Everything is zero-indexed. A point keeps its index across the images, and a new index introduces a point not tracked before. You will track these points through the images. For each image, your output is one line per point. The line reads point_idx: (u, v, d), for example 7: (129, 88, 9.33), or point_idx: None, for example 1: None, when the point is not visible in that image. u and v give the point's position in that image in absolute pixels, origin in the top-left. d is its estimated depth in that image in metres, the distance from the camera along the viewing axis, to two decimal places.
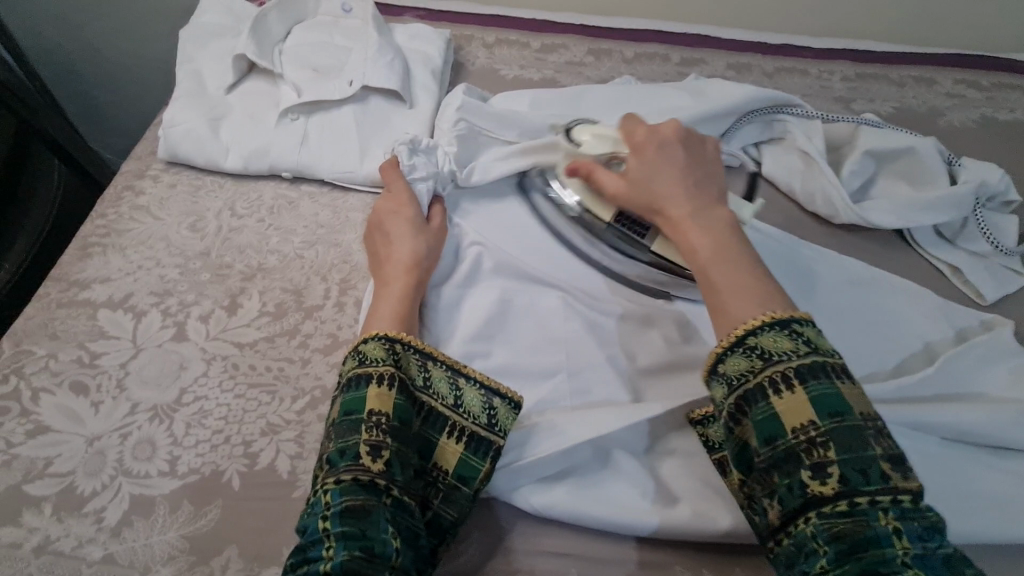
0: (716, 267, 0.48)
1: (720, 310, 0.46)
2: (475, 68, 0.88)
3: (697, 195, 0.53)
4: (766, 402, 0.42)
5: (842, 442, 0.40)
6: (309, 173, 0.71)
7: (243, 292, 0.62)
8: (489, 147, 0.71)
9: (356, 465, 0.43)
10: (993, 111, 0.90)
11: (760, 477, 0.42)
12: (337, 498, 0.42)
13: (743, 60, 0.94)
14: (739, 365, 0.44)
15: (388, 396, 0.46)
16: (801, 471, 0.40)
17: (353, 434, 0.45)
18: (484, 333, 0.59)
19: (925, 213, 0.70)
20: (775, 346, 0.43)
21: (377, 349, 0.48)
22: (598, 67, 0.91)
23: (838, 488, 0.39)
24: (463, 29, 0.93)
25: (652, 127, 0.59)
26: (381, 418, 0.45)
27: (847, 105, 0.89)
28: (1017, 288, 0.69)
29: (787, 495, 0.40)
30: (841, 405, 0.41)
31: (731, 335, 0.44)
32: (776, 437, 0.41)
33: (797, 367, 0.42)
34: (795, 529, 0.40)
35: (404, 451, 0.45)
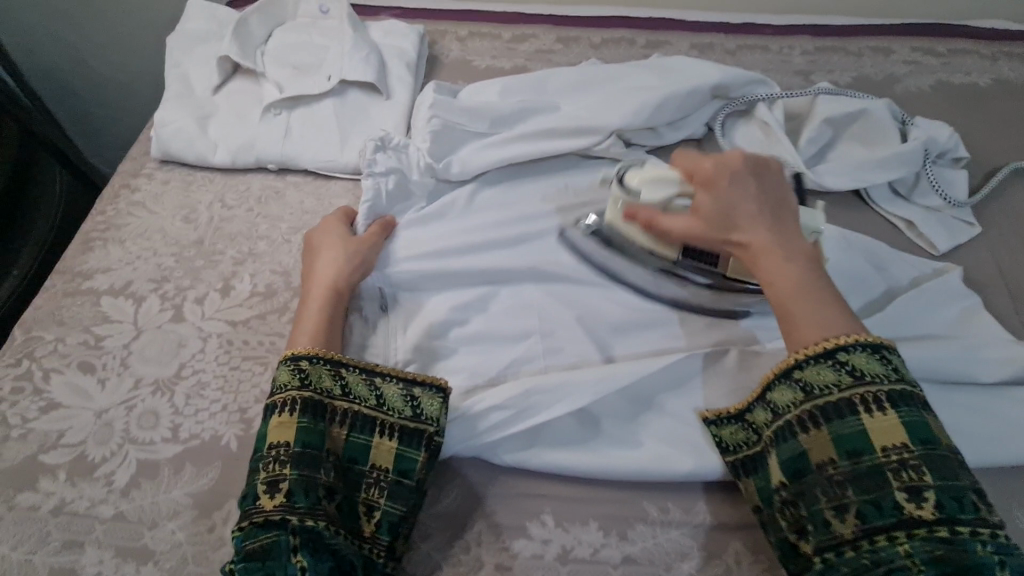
0: (795, 304, 0.51)
1: (798, 340, 0.50)
2: (449, 61, 0.93)
3: (775, 230, 0.55)
4: (856, 417, 0.47)
5: (934, 466, 0.44)
6: (293, 164, 0.75)
7: (236, 275, 0.66)
8: (463, 140, 0.74)
9: (257, 502, 0.48)
10: (947, 75, 0.93)
11: (836, 489, 0.46)
12: (241, 542, 0.46)
13: (706, 40, 0.98)
14: (825, 377, 0.48)
15: (290, 422, 0.51)
16: (891, 490, 0.44)
17: (256, 471, 0.49)
18: (464, 303, 0.64)
19: (876, 171, 0.74)
20: (867, 366, 0.48)
21: (286, 373, 0.53)
22: (566, 53, 0.95)
23: (934, 513, 0.43)
24: (436, 25, 0.97)
25: (717, 158, 0.58)
26: (281, 450, 0.49)
27: (806, 77, 0.92)
28: (967, 238, 0.73)
29: (874, 512, 0.44)
30: (930, 433, 0.45)
31: (816, 347, 0.49)
32: (865, 452, 0.46)
33: (892, 391, 0.47)
34: (881, 544, 0.44)
35: (308, 479, 0.48)
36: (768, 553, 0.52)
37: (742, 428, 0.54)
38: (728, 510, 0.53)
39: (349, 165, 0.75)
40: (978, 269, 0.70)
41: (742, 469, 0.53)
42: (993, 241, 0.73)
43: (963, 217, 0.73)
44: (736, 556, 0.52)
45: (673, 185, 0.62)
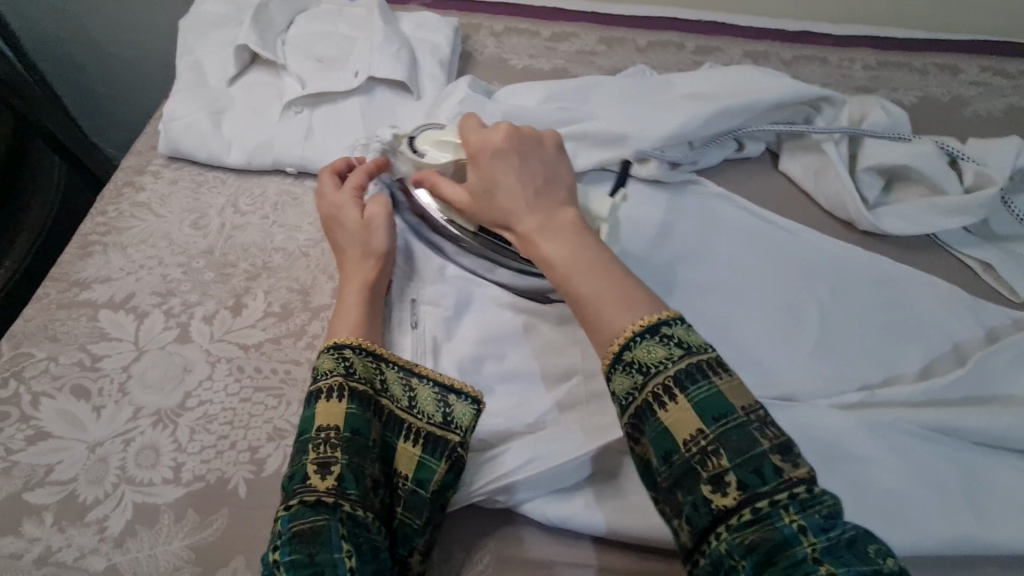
0: (577, 280, 0.44)
1: (596, 330, 0.43)
2: (483, 58, 0.86)
3: (540, 207, 0.48)
4: (654, 417, 0.39)
5: (730, 443, 0.37)
6: (314, 168, 0.68)
7: (248, 292, 0.60)
8: None
9: (305, 485, 0.41)
10: (1019, 100, 0.86)
11: (664, 497, 0.39)
12: (287, 524, 0.39)
13: (760, 48, 0.91)
14: (624, 384, 0.41)
15: (338, 404, 0.44)
16: (700, 486, 0.37)
17: (303, 454, 0.43)
18: (497, 332, 0.57)
19: (947, 217, 0.67)
20: (648, 356, 0.40)
21: (328, 360, 0.47)
22: (610, 56, 0.88)
23: (739, 495, 0.36)
24: (470, 18, 0.90)
25: (483, 133, 0.52)
26: (332, 432, 0.43)
27: (868, 94, 0.86)
28: None
29: (694, 513, 0.37)
30: (725, 403, 0.39)
31: (610, 352, 0.41)
32: (673, 453, 0.38)
33: (676, 373, 0.39)
34: (708, 547, 0.36)
35: (360, 468, 0.43)
36: None
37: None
38: None
39: None
40: None
41: None
42: None
43: None
44: None
45: (455, 152, 0.57)
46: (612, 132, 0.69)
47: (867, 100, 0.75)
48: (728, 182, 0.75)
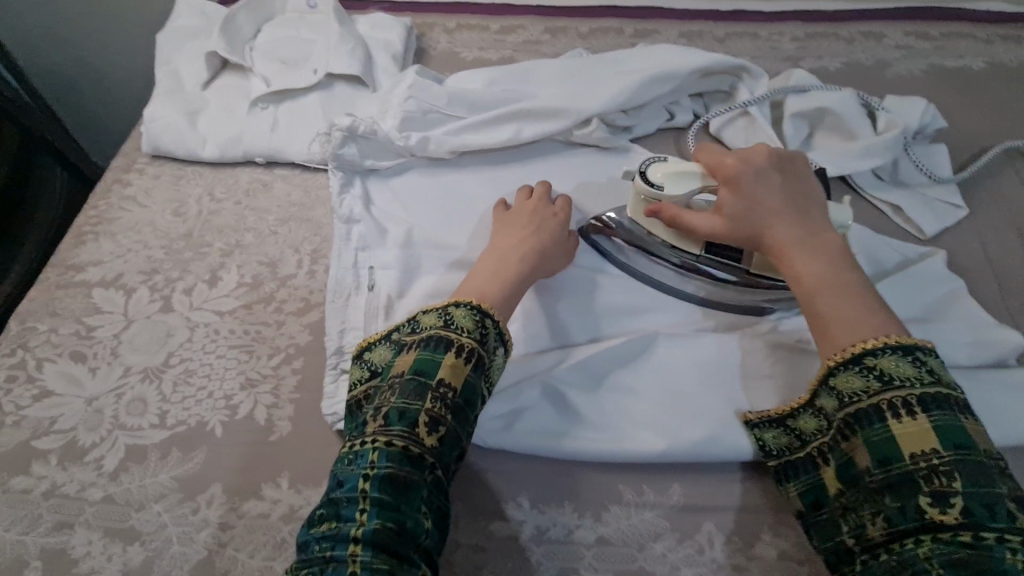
0: (821, 299, 0.51)
1: (831, 341, 0.49)
2: (437, 53, 0.93)
3: (802, 227, 0.56)
4: (883, 425, 0.44)
5: (968, 472, 0.41)
6: (281, 157, 0.76)
7: (223, 267, 0.68)
8: (441, 123, 0.76)
9: (411, 433, 0.47)
10: (940, 59, 0.92)
11: (870, 497, 0.44)
12: (384, 461, 0.46)
13: (695, 28, 0.98)
14: (853, 384, 0.46)
15: (461, 369, 0.50)
16: (919, 497, 0.42)
17: (417, 398, 0.48)
18: (443, 289, 0.65)
19: (861, 161, 0.73)
20: (896, 369, 0.46)
21: (466, 320, 0.53)
22: (554, 43, 0.95)
23: (961, 519, 0.40)
24: (425, 18, 0.98)
25: (740, 154, 0.60)
26: (448, 392, 0.49)
27: (795, 63, 0.92)
28: (955, 221, 0.72)
29: (899, 515, 0.42)
30: (967, 439, 0.42)
31: (844, 353, 0.48)
32: (896, 460, 0.43)
33: (921, 396, 0.44)
34: (899, 547, 0.41)
35: (456, 435, 0.49)
36: (740, 534, 0.51)
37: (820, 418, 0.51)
38: (701, 493, 0.53)
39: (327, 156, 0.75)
40: (965, 252, 0.69)
41: (783, 476, 0.51)
42: (982, 223, 0.72)
43: (950, 199, 0.73)
44: (710, 538, 0.51)
45: (697, 181, 0.61)
46: (550, 106, 0.76)
47: (788, 74, 0.84)
48: (661, 150, 0.81)
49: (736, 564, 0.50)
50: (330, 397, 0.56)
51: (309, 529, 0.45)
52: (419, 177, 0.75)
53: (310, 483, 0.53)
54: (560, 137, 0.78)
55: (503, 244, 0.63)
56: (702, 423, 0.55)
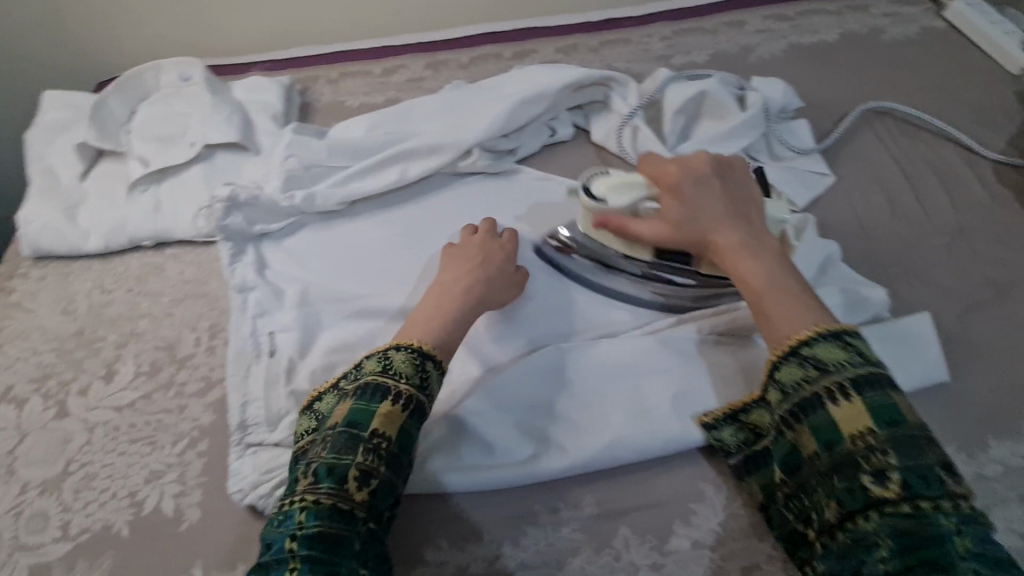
0: (767, 296, 0.53)
1: (769, 331, 0.51)
2: (321, 105, 0.94)
3: (744, 231, 0.58)
4: (823, 410, 0.46)
5: (902, 448, 0.43)
6: (168, 237, 0.75)
7: (119, 359, 0.66)
8: (326, 176, 0.76)
9: (340, 491, 0.47)
10: (798, 38, 0.98)
11: (820, 478, 0.45)
12: (312, 521, 0.45)
13: (570, 42, 1.01)
14: (794, 373, 0.48)
15: (399, 417, 0.50)
16: (862, 476, 0.43)
17: (349, 452, 0.48)
18: (346, 342, 0.65)
19: (729, 141, 0.77)
20: (830, 357, 0.47)
21: (405, 362, 0.53)
22: (436, 78, 0.97)
23: (901, 492, 0.41)
24: (306, 72, 0.99)
25: (679, 160, 0.62)
26: (382, 442, 0.49)
27: (666, 61, 0.96)
28: (824, 189, 0.76)
29: (848, 496, 0.43)
30: (900, 414, 0.44)
31: (784, 344, 0.49)
32: (836, 442, 0.45)
33: (854, 377, 0.46)
34: (853, 525, 0.43)
35: (391, 484, 0.49)
36: (655, 532, 0.52)
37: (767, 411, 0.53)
38: (615, 498, 0.54)
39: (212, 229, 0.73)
40: (837, 216, 0.73)
41: (747, 469, 0.53)
42: (849, 186, 0.76)
43: (817, 168, 0.77)
44: (626, 541, 0.52)
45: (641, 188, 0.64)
46: (430, 143, 0.77)
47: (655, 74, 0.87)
48: (549, 165, 0.83)
49: (654, 563, 0.51)
50: (236, 474, 0.56)
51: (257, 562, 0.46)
52: (313, 235, 0.75)
53: (224, 567, 0.52)
54: (447, 169, 0.79)
55: (453, 278, 0.63)
56: (602, 431, 0.56)
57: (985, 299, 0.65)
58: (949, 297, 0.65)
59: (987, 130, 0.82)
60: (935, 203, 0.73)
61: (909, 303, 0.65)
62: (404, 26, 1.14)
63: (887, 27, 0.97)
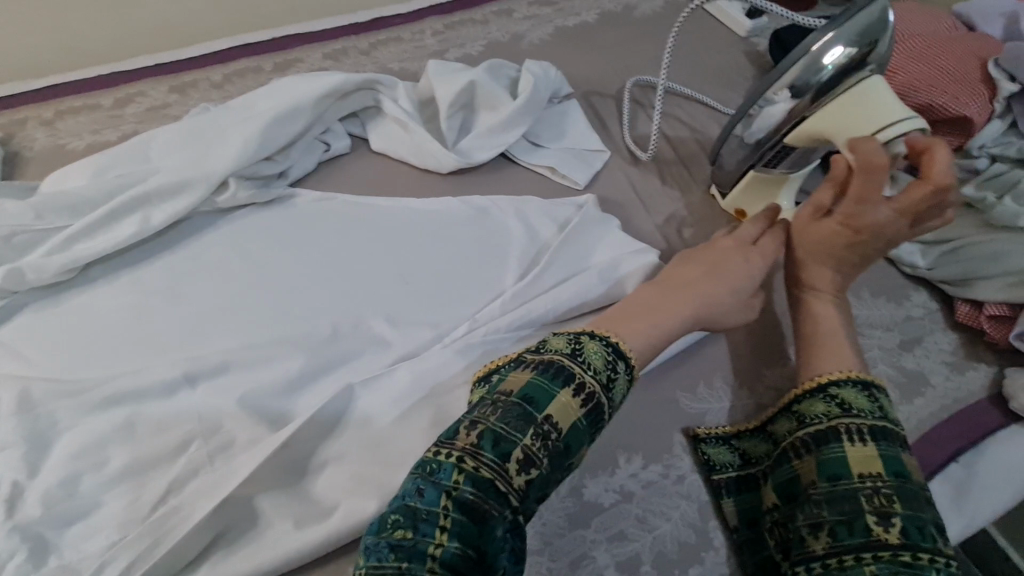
0: (818, 325, 0.57)
1: (805, 364, 0.54)
2: (35, 152, 0.77)
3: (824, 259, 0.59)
4: (840, 445, 0.47)
5: (907, 499, 0.44)
6: None
7: None
8: (42, 242, 0.63)
9: (502, 467, 0.41)
10: (562, 21, 1.01)
11: (811, 507, 0.47)
12: (468, 485, 0.40)
13: (338, 46, 0.95)
14: (816, 407, 0.50)
15: (575, 408, 0.44)
16: (866, 517, 0.44)
17: (518, 428, 0.42)
18: (90, 441, 0.53)
19: (507, 131, 0.77)
20: (856, 401, 0.49)
21: (596, 353, 0.47)
22: (185, 102, 0.84)
23: (901, 540, 0.43)
24: (11, 116, 0.81)
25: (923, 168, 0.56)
26: (552, 431, 0.43)
27: (441, 57, 0.94)
28: (601, 164, 0.79)
29: (844, 531, 0.44)
30: (904, 468, 0.46)
31: (813, 382, 0.52)
32: (842, 476, 0.46)
33: (872, 428, 0.48)
34: (850, 561, 0.43)
35: (548, 477, 0.43)
36: None
37: (763, 440, 0.56)
38: None
39: None
40: (612, 190, 0.77)
41: (726, 490, 0.55)
42: (623, 159, 0.80)
43: (591, 146, 0.80)
44: None
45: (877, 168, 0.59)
46: (173, 181, 0.66)
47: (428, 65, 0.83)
48: (330, 182, 0.76)
49: None
50: None
51: (375, 536, 0.40)
52: (36, 317, 0.61)
53: None
54: (204, 208, 0.69)
55: (694, 284, 0.56)
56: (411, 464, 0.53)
57: None
58: None
59: (727, 91, 0.91)
60: (694, 162, 0.80)
61: None
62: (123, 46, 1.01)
63: (636, 4, 1.05)
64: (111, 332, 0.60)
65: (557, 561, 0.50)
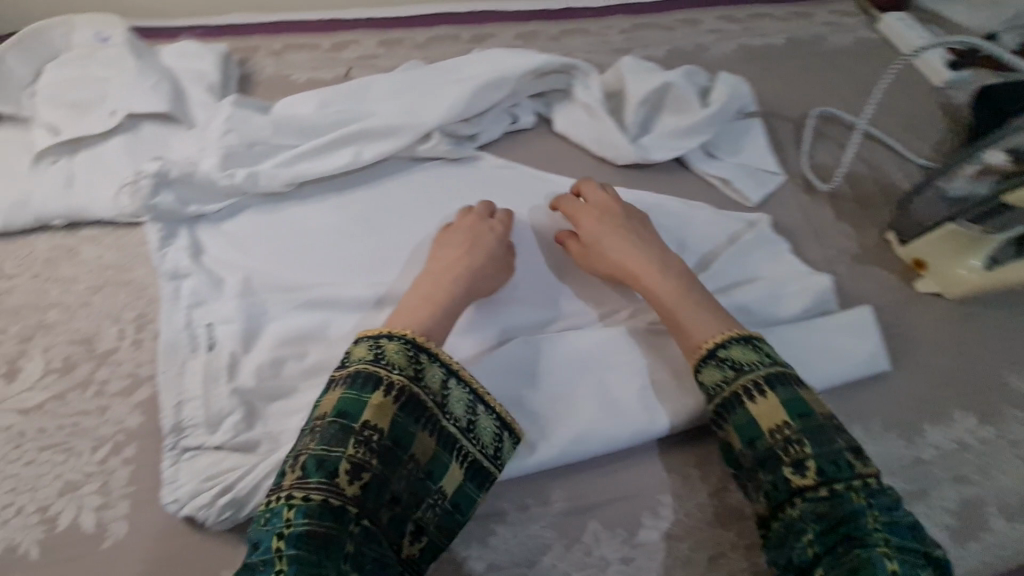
0: (666, 297, 0.59)
1: (683, 340, 0.57)
2: (263, 78, 0.87)
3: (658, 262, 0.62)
4: (742, 408, 0.51)
5: (812, 437, 0.48)
6: (83, 217, 0.66)
7: (23, 355, 0.58)
8: (270, 154, 0.70)
9: (331, 484, 0.44)
10: (748, 39, 1.01)
11: (748, 473, 0.51)
12: (301, 517, 0.43)
13: (529, 28, 0.99)
14: (713, 375, 0.53)
15: (390, 409, 0.48)
16: (783, 469, 0.48)
17: (340, 444, 0.46)
18: (294, 334, 0.59)
19: (691, 136, 0.78)
20: (741, 356, 0.53)
21: (399, 352, 0.51)
22: (390, 56, 0.92)
23: (816, 479, 0.47)
24: (246, 41, 0.91)
25: None
26: (372, 435, 0.47)
27: (625, 54, 0.96)
28: (776, 187, 0.79)
29: (775, 489, 0.48)
30: (809, 409, 0.50)
31: (705, 348, 0.55)
32: (756, 438, 0.50)
33: (767, 377, 0.52)
34: (785, 514, 0.48)
35: (384, 480, 0.46)
36: (625, 526, 0.53)
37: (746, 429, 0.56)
38: (584, 492, 0.54)
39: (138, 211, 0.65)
40: (784, 214, 0.76)
41: None
42: (798, 186, 0.79)
43: (769, 167, 0.79)
44: (596, 536, 0.52)
45: None
46: (385, 125, 0.73)
47: (618, 63, 0.85)
48: (511, 153, 0.81)
49: (623, 556, 0.51)
50: (171, 482, 0.50)
51: None
52: (254, 217, 0.68)
53: None
54: (404, 153, 0.75)
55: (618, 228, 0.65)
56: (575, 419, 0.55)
57: (912, 297, 0.69)
58: (889, 293, 0.70)
59: (917, 139, 0.87)
60: (874, 203, 0.78)
61: (851, 298, 0.69)
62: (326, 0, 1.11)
63: (827, 35, 1.03)
64: (314, 245, 0.67)
65: (697, 552, 0.52)
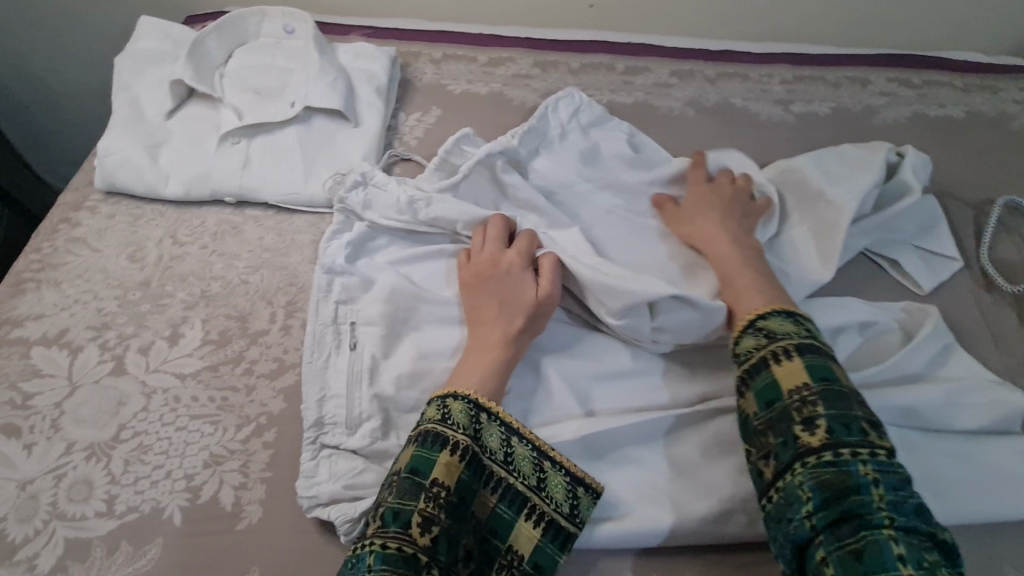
0: (738, 280, 0.58)
1: (734, 304, 0.57)
2: (421, 84, 0.89)
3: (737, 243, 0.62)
4: (766, 370, 0.49)
5: (830, 399, 0.45)
6: (252, 196, 0.70)
7: (185, 321, 0.61)
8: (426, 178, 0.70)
9: (405, 534, 0.44)
10: (924, 108, 0.93)
11: (757, 439, 0.48)
12: (379, 562, 0.42)
13: (686, 67, 0.96)
14: (747, 343, 0.52)
15: (457, 467, 0.47)
16: (793, 427, 0.46)
17: (411, 498, 0.45)
18: (433, 349, 0.58)
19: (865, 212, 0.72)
20: (779, 326, 0.51)
21: (432, 410, 0.50)
22: (544, 79, 0.92)
23: (825, 440, 0.44)
24: (409, 47, 0.94)
25: None
26: (441, 490, 0.46)
27: (786, 107, 0.92)
28: (949, 276, 0.71)
29: (781, 449, 0.45)
30: (832, 372, 0.47)
31: (745, 320, 0.54)
32: (775, 399, 0.47)
33: (796, 343, 0.49)
34: (784, 483, 0.44)
35: (454, 533, 0.45)
36: None
37: None
38: None
39: (312, 199, 0.70)
40: (959, 309, 0.69)
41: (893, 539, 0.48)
42: (976, 280, 0.72)
43: (945, 252, 0.72)
44: None
45: None
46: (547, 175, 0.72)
47: None
48: None
49: None
50: (308, 476, 0.51)
51: None
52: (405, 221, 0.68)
53: None
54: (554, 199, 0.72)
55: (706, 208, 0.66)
56: (711, 498, 0.52)
57: None
58: None
59: None
60: None
61: None
62: (476, 13, 1.08)
63: (1015, 114, 0.93)
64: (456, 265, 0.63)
65: None
